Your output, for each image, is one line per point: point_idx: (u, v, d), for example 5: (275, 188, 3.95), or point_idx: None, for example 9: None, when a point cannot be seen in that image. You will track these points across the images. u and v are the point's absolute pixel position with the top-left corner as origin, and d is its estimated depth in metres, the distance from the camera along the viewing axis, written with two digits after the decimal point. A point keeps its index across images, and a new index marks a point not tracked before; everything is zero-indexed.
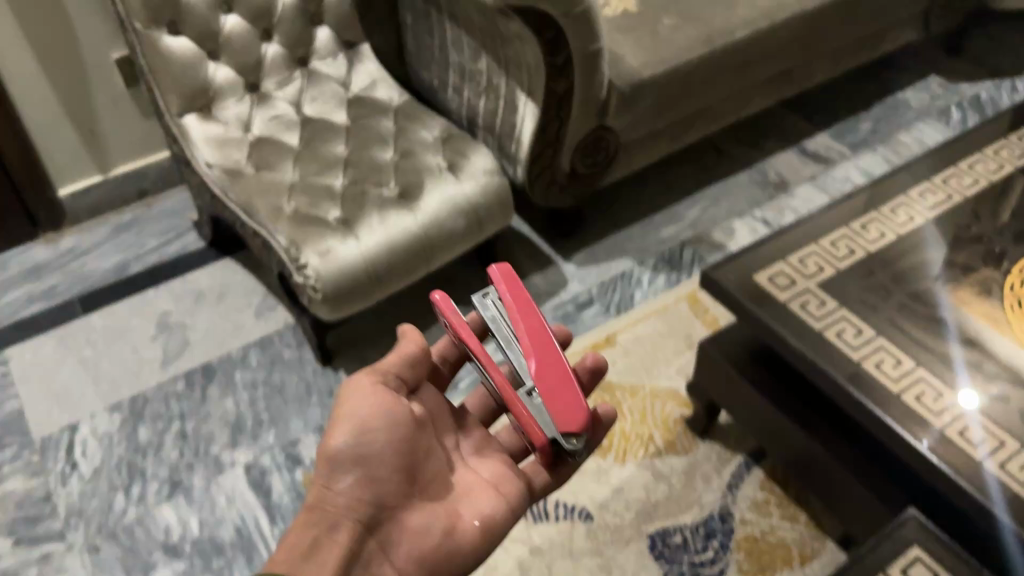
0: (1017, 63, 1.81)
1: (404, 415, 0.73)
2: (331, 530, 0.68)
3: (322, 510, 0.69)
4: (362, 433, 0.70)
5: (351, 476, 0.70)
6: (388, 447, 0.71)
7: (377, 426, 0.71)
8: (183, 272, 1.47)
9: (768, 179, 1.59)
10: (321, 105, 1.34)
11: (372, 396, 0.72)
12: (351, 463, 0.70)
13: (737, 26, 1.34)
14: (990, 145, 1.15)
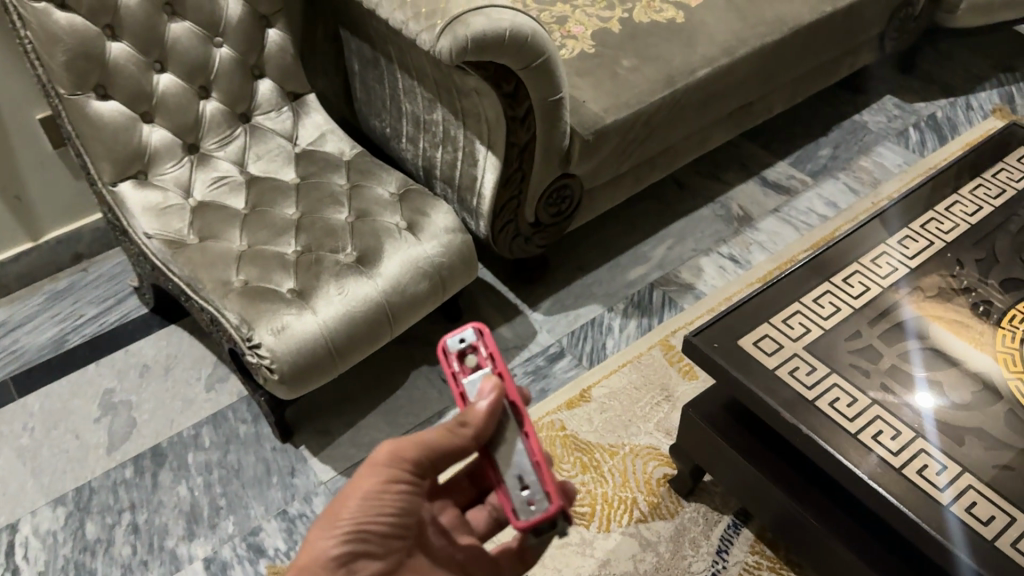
0: (969, 81, 1.81)
1: (412, 509, 0.70)
2: None
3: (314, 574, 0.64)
4: (373, 516, 0.67)
5: (350, 552, 0.66)
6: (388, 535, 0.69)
7: (387, 514, 0.68)
8: (126, 344, 1.38)
9: (732, 212, 1.55)
10: (267, 163, 1.26)
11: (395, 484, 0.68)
12: (353, 538, 0.66)
13: (698, 65, 1.30)
14: (963, 185, 1.12)
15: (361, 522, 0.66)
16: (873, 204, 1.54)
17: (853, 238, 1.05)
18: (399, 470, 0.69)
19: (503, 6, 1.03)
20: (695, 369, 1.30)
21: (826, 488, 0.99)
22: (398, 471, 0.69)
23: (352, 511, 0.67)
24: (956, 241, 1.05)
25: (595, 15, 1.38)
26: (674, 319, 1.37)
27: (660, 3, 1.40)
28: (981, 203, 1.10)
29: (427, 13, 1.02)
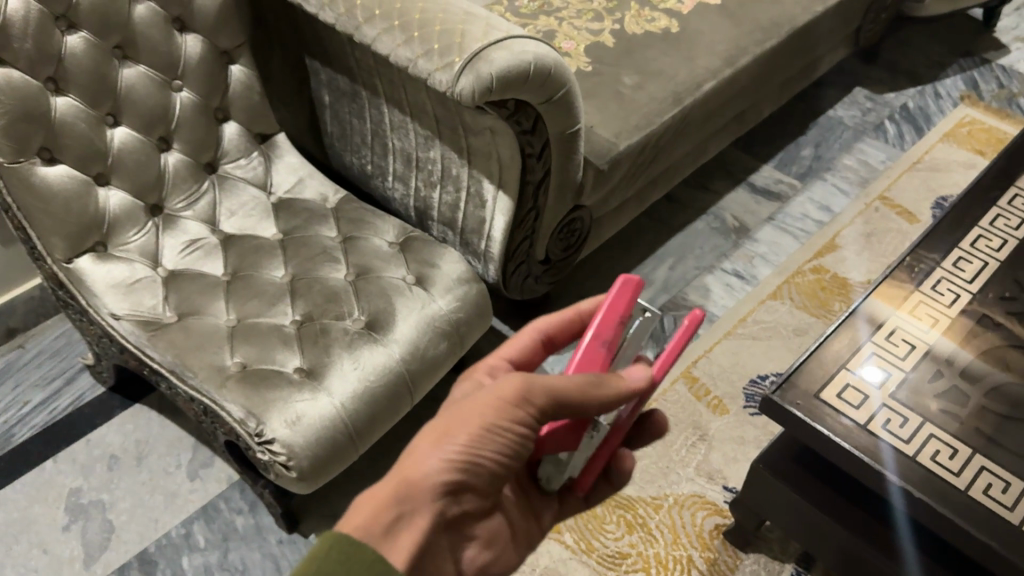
0: (932, 68, 1.80)
1: (523, 457, 0.62)
2: (412, 517, 0.56)
3: (415, 495, 0.57)
4: (486, 453, 0.59)
5: (456, 484, 0.59)
6: (494, 476, 0.62)
7: (501, 458, 0.61)
8: (85, 432, 1.20)
9: (727, 223, 1.48)
10: (243, 219, 1.11)
11: (517, 427, 0.60)
12: (462, 467, 0.59)
13: (703, 78, 1.21)
14: (997, 197, 1.08)
15: (476, 455, 0.59)
16: (866, 205, 1.50)
17: (906, 265, 1.00)
18: (524, 406, 0.60)
19: (522, 37, 0.93)
20: (724, 403, 1.22)
21: (931, 539, 0.88)
22: (522, 410, 0.60)
23: (468, 436, 0.59)
24: (1007, 261, 1.01)
25: (584, 29, 1.27)
26: (692, 348, 1.29)
27: (650, 12, 1.30)
28: (1020, 215, 1.06)
29: (441, 49, 0.90)
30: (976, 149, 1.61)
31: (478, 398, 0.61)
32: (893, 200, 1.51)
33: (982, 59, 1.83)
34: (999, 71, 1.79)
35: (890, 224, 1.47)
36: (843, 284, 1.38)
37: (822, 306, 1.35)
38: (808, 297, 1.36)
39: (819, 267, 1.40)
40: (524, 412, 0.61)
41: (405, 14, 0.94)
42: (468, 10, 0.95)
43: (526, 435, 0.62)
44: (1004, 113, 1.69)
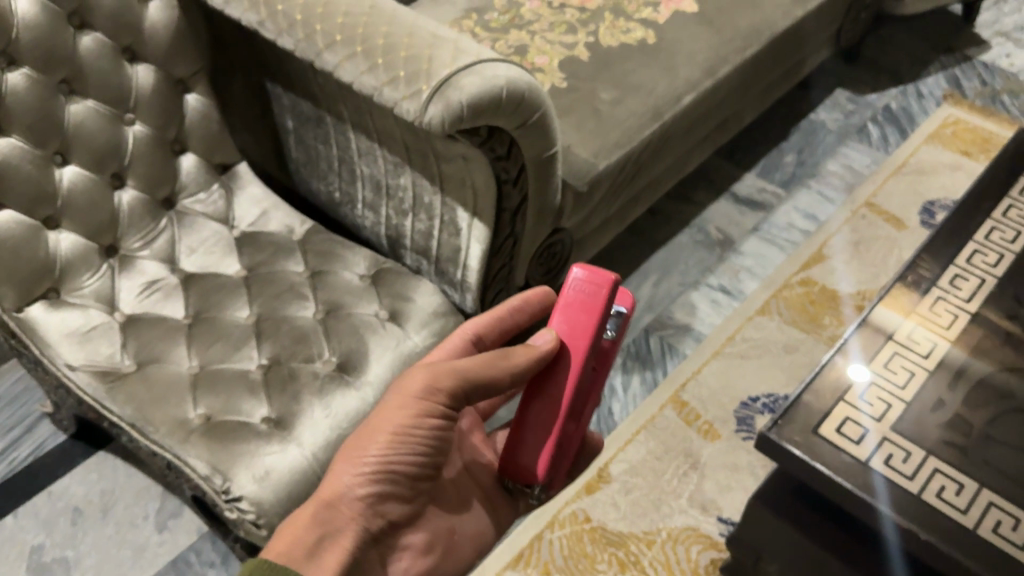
0: (914, 66, 1.76)
1: (436, 449, 0.71)
2: (337, 534, 0.66)
3: (334, 511, 0.67)
4: (398, 457, 0.69)
5: (372, 494, 0.68)
6: (410, 476, 0.71)
7: (412, 458, 0.70)
8: (46, 484, 1.14)
9: (711, 236, 1.44)
10: (204, 256, 1.05)
11: (427, 421, 0.69)
12: (379, 476, 0.68)
13: (682, 90, 1.16)
14: (992, 208, 1.04)
15: (387, 464, 0.68)
16: (852, 212, 1.46)
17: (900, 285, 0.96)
18: (432, 401, 0.70)
19: (493, 60, 0.88)
20: (716, 428, 1.18)
21: None
22: (430, 407, 0.69)
23: (378, 448, 0.68)
24: (1005, 277, 0.98)
25: (558, 42, 1.22)
26: (680, 370, 1.25)
27: (625, 22, 1.25)
28: (1015, 227, 1.03)
29: (407, 76, 0.85)
30: (962, 149, 1.57)
31: (387, 407, 0.70)
32: (880, 206, 1.47)
33: (963, 55, 1.79)
34: (981, 67, 1.76)
35: (877, 232, 1.43)
36: (831, 297, 1.34)
37: (811, 321, 1.31)
38: (797, 311, 1.32)
39: (807, 279, 1.36)
40: (433, 406, 0.70)
41: (368, 39, 0.88)
42: (434, 32, 0.90)
43: (435, 429, 0.70)
44: (988, 111, 1.66)
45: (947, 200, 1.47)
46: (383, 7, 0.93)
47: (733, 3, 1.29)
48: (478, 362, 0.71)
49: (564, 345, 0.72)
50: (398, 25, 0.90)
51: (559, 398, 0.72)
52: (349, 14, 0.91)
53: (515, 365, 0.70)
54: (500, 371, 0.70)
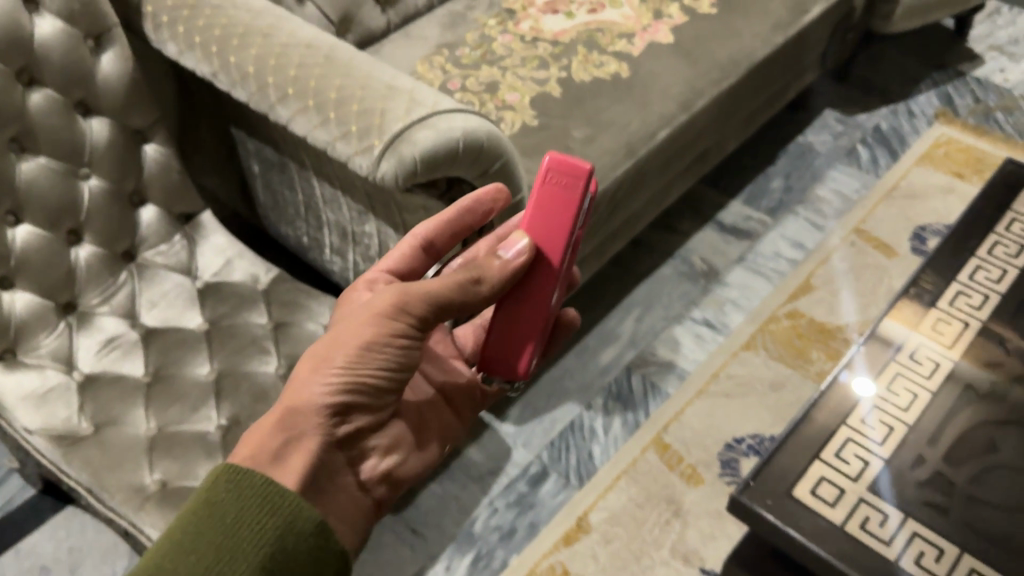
0: (905, 84, 1.73)
1: (405, 364, 0.68)
2: (300, 442, 0.63)
3: (301, 420, 0.64)
4: (368, 371, 0.65)
5: (340, 405, 0.65)
6: (380, 388, 0.67)
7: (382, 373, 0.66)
8: (12, 541, 1.12)
9: (696, 267, 1.41)
10: (166, 310, 1.02)
11: (395, 339, 0.65)
12: (345, 386, 0.65)
13: (657, 126, 1.14)
14: (976, 245, 1.01)
15: (356, 377, 0.65)
16: (841, 239, 1.43)
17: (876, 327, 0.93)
18: (401, 315, 0.65)
19: (450, 110, 0.85)
20: (699, 472, 1.14)
21: None
22: (401, 321, 0.65)
23: (345, 357, 0.64)
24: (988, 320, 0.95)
25: (529, 78, 1.19)
26: (663, 411, 1.21)
27: (599, 55, 1.22)
28: (1001, 265, 0.99)
29: (359, 131, 0.82)
30: (954, 171, 1.53)
31: (357, 317, 0.66)
32: (870, 233, 1.44)
33: (956, 71, 1.75)
34: (975, 83, 1.72)
35: (867, 260, 1.40)
36: (819, 330, 1.30)
37: (798, 356, 1.27)
38: (784, 346, 1.28)
39: (794, 311, 1.33)
40: (406, 322, 0.65)
41: (320, 92, 0.85)
42: (389, 83, 0.87)
43: (404, 344, 0.66)
44: (982, 129, 1.62)
45: (938, 225, 1.44)
46: (339, 57, 0.91)
47: (710, 32, 1.26)
48: (447, 287, 0.65)
49: (538, 248, 0.69)
50: (352, 76, 0.87)
51: (542, 295, 0.71)
52: (302, 66, 0.88)
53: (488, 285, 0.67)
54: (470, 293, 0.66)
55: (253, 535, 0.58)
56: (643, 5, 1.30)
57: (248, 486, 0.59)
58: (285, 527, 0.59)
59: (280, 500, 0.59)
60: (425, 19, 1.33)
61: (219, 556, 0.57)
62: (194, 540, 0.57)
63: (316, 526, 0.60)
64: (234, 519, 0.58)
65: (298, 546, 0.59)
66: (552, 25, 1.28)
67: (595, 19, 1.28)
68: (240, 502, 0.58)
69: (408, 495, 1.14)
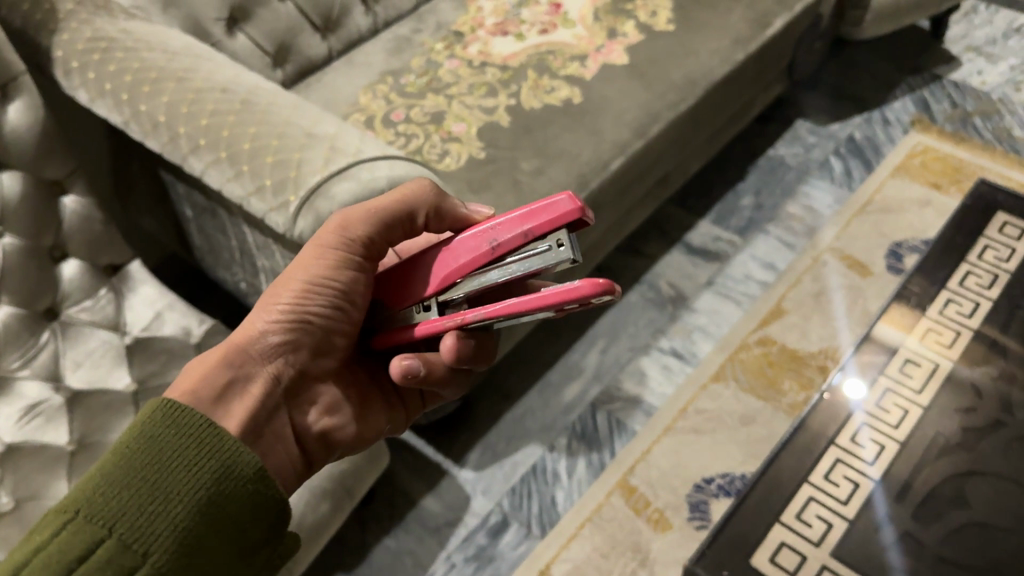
0: (879, 90, 1.67)
1: (350, 300, 0.69)
2: (247, 381, 0.64)
3: (244, 356, 0.64)
4: (312, 307, 0.66)
5: (284, 341, 0.66)
6: (324, 326, 0.68)
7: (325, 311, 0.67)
8: None
9: (664, 293, 1.35)
10: (91, 369, 0.96)
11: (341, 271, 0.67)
12: (292, 322, 0.66)
13: (611, 154, 1.08)
14: (930, 303, 1.00)
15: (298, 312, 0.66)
16: (814, 259, 1.37)
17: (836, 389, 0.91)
18: (346, 252, 0.67)
19: (374, 158, 0.79)
20: (667, 517, 1.08)
21: None
22: (342, 259, 0.67)
23: (292, 293, 0.66)
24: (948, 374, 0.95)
25: (476, 107, 1.14)
26: (629, 450, 1.15)
27: (549, 80, 1.16)
28: (973, 299, 1.00)
29: (274, 185, 0.76)
30: (931, 182, 1.48)
31: (302, 258, 0.68)
32: (843, 251, 1.38)
33: (932, 75, 1.69)
34: (951, 87, 1.66)
35: (841, 280, 1.34)
36: (791, 357, 1.25)
37: (770, 386, 1.21)
38: (755, 376, 1.22)
39: (765, 338, 1.27)
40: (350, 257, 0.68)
41: (233, 143, 0.79)
42: (308, 129, 0.81)
43: (349, 276, 0.68)
44: (959, 136, 1.56)
45: (915, 240, 1.38)
46: (256, 101, 0.84)
47: (666, 51, 1.21)
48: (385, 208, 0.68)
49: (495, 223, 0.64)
50: (268, 123, 0.81)
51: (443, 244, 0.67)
52: (215, 113, 0.82)
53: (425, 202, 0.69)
54: (416, 202, 0.69)
55: (188, 480, 0.54)
56: (596, 23, 1.24)
57: (184, 427, 0.55)
58: (225, 471, 0.55)
59: (221, 443, 0.56)
60: (369, 44, 1.26)
61: (150, 497, 0.52)
62: (124, 478, 0.52)
63: (258, 472, 0.57)
64: (169, 459, 0.54)
65: (237, 492, 0.55)
66: (501, 47, 1.22)
67: (546, 40, 1.22)
68: (175, 443, 0.54)
69: (360, 551, 1.08)
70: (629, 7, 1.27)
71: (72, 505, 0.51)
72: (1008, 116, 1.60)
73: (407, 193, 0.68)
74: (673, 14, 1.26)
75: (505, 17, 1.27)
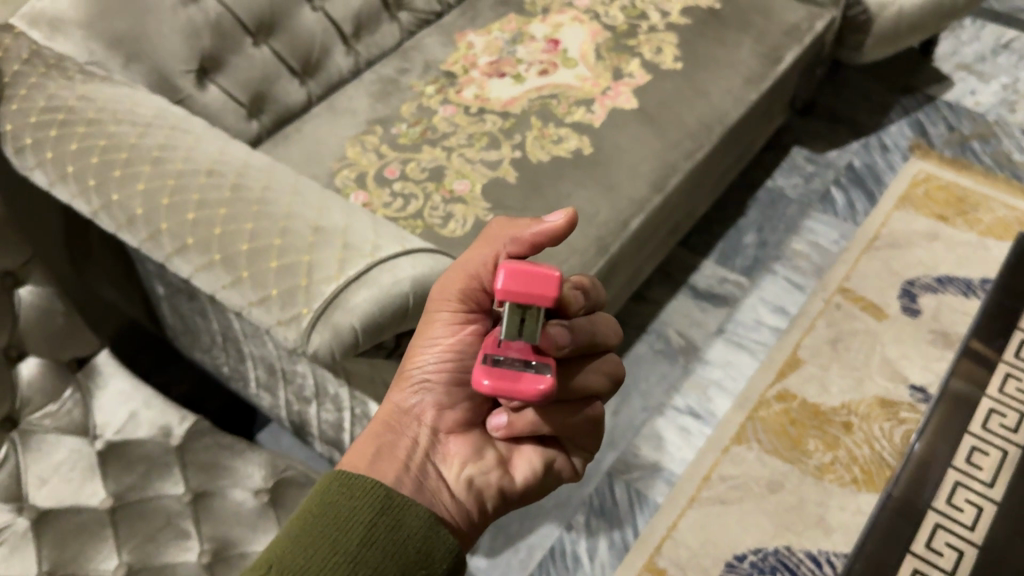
0: (873, 113, 1.61)
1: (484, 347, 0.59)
2: (391, 443, 0.58)
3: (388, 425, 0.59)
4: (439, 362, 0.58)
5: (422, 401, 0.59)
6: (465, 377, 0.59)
7: (459, 362, 0.59)
8: None
9: (673, 343, 1.27)
10: (60, 484, 0.82)
11: (463, 323, 0.58)
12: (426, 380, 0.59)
13: (629, 213, 0.99)
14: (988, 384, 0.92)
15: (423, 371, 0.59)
16: (825, 301, 1.31)
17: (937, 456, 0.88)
18: (455, 306, 0.58)
19: (395, 255, 0.69)
20: None
21: None
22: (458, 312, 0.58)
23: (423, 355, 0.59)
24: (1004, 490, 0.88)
25: (479, 161, 1.04)
26: (653, 526, 1.07)
27: (555, 129, 1.07)
28: (999, 446, 0.90)
29: (281, 295, 0.65)
30: (936, 214, 1.43)
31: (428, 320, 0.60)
32: (854, 292, 1.32)
33: (925, 96, 1.65)
34: (946, 109, 1.62)
35: (855, 324, 1.28)
36: (814, 412, 1.18)
37: (795, 447, 1.14)
38: (778, 436, 1.15)
39: (784, 392, 1.20)
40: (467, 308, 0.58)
41: (228, 242, 0.68)
42: (314, 223, 0.70)
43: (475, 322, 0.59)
44: (959, 162, 1.51)
45: (927, 278, 1.33)
46: (249, 186, 0.73)
47: (677, 93, 1.12)
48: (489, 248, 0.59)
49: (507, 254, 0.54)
50: (267, 215, 0.70)
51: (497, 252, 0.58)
52: (202, 204, 0.71)
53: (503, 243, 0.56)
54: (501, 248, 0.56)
55: (365, 539, 0.49)
56: (600, 63, 1.15)
57: (359, 490, 0.51)
58: (398, 526, 0.50)
59: (393, 498, 0.51)
60: (352, 87, 1.15)
61: (335, 557, 0.48)
62: (316, 542, 0.48)
63: (427, 519, 0.51)
64: (345, 520, 0.50)
65: (411, 548, 0.50)
66: (499, 91, 1.12)
67: (548, 82, 1.13)
68: (354, 505, 0.50)
69: None
70: (632, 43, 1.18)
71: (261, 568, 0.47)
72: (1006, 139, 1.56)
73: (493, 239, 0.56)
74: (680, 50, 1.17)
75: (499, 56, 1.17)
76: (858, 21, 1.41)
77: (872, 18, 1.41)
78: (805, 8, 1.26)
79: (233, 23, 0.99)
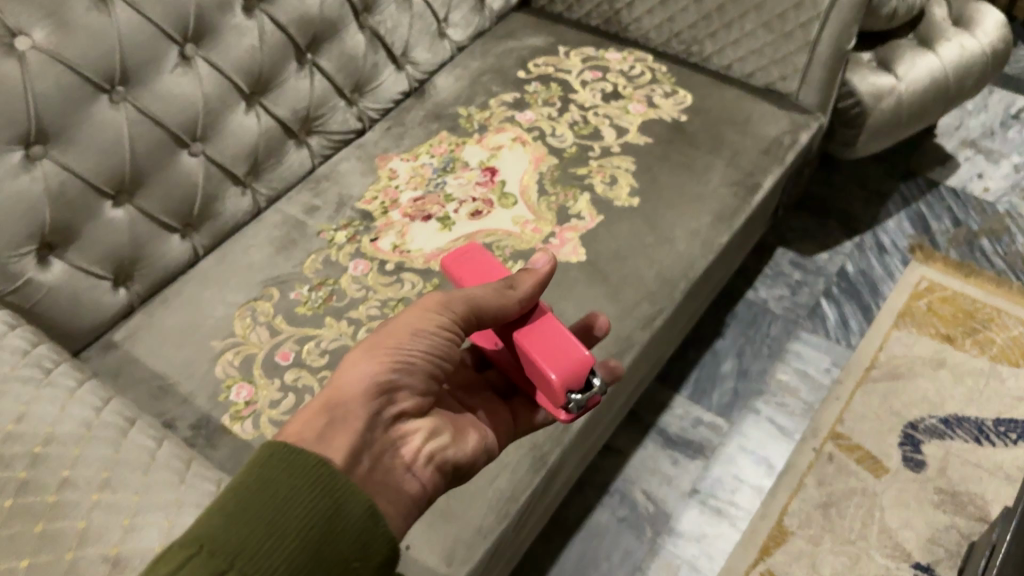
0: (869, 204, 1.44)
1: (448, 353, 0.60)
2: (352, 414, 0.53)
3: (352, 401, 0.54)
4: (415, 354, 0.57)
5: (391, 384, 0.56)
6: (426, 373, 0.58)
7: (433, 355, 0.58)
8: None
9: (639, 508, 1.10)
10: None
11: (445, 328, 0.58)
12: (397, 367, 0.56)
13: None
14: None
15: (405, 354, 0.57)
16: (815, 451, 1.13)
17: None
18: (441, 316, 0.58)
19: None
20: None
21: None
22: (448, 319, 0.59)
23: (396, 341, 0.57)
24: None
25: None
26: None
27: None
28: None
29: None
30: (942, 334, 1.25)
31: (397, 318, 0.59)
32: (848, 439, 1.14)
33: (927, 181, 1.47)
34: (950, 198, 1.44)
35: (850, 483, 1.10)
36: None
37: None
38: None
39: None
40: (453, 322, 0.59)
41: None
42: (114, 550, 0.53)
43: (452, 335, 0.59)
44: (967, 266, 1.34)
45: (932, 419, 1.15)
46: (42, 486, 0.55)
47: (634, 238, 0.94)
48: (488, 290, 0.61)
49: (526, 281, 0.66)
50: (54, 541, 0.52)
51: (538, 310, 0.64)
52: None
53: (523, 294, 0.62)
54: (508, 302, 0.61)
55: (305, 517, 0.45)
56: (542, 200, 0.97)
57: (303, 467, 0.47)
58: (338, 512, 0.47)
59: (336, 479, 0.48)
60: (251, 234, 0.97)
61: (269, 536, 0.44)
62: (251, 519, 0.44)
63: (366, 511, 0.48)
64: (284, 499, 0.45)
65: (347, 536, 0.47)
66: (422, 240, 0.95)
67: (479, 228, 0.95)
68: (295, 485, 0.46)
69: None
70: (582, 171, 1.01)
71: (191, 539, 0.42)
72: (1019, 235, 1.37)
73: (506, 291, 0.61)
74: (638, 179, 0.99)
75: (426, 190, 1.00)
76: (849, 115, 1.23)
77: (865, 112, 1.22)
78: (787, 116, 1.07)
79: (82, 189, 0.80)
